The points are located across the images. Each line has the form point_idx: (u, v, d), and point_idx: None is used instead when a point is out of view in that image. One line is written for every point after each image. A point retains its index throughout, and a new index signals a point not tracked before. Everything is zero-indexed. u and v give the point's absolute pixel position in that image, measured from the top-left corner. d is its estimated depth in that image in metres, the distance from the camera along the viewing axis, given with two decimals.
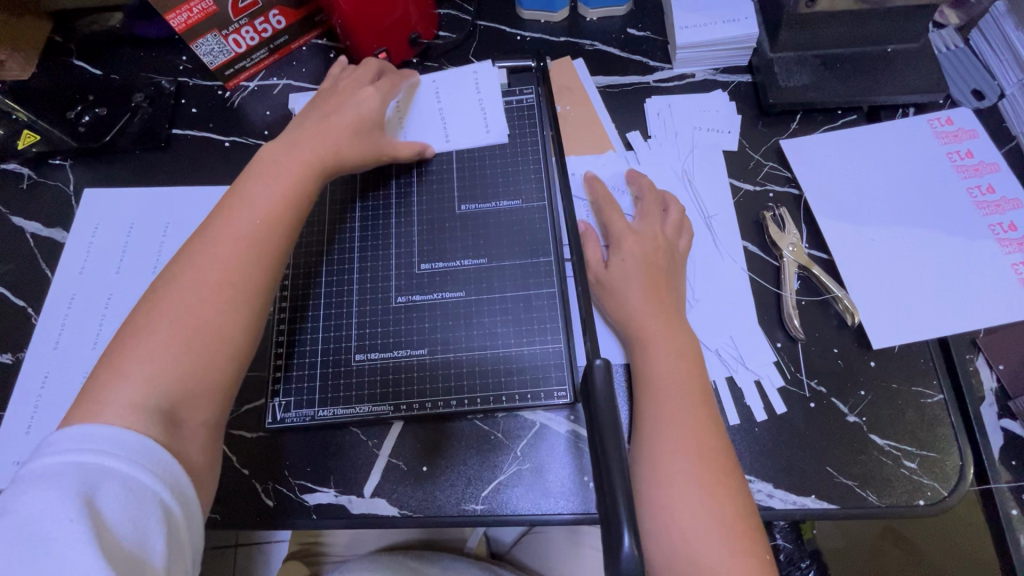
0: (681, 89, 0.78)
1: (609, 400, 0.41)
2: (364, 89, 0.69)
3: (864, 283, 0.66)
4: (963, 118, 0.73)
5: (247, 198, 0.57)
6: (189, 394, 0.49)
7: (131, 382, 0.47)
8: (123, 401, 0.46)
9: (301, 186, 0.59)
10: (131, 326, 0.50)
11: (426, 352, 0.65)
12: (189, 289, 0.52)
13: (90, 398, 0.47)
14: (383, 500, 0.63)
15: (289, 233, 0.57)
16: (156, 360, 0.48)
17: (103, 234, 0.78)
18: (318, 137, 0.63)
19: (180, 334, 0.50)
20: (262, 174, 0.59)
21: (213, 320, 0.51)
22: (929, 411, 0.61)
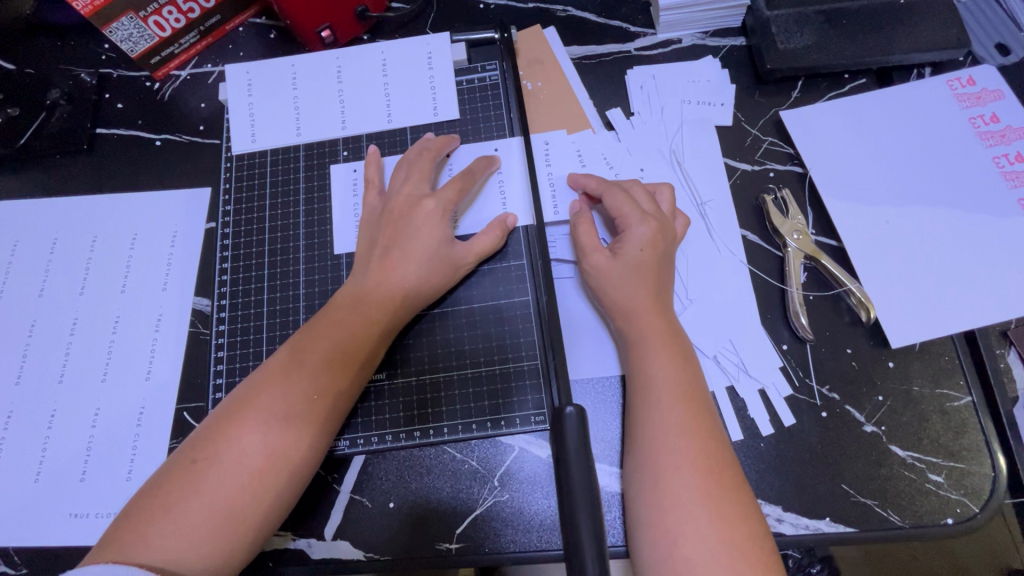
0: (667, 58, 0.69)
1: (583, 457, 0.39)
2: (425, 201, 0.57)
3: (879, 272, 0.59)
4: (986, 77, 0.64)
5: (306, 356, 0.52)
6: (219, 541, 0.45)
7: (171, 527, 0.45)
8: (165, 535, 0.45)
9: (363, 359, 0.53)
10: (190, 453, 0.48)
11: (385, 376, 0.58)
12: (241, 429, 0.48)
13: (129, 529, 0.45)
14: (345, 543, 0.56)
15: (331, 428, 0.51)
16: (206, 500, 0.46)
17: (23, 253, 0.69)
18: (386, 270, 0.55)
19: (229, 481, 0.47)
20: (328, 324, 0.53)
21: (246, 506, 0.47)
22: (955, 415, 0.55)
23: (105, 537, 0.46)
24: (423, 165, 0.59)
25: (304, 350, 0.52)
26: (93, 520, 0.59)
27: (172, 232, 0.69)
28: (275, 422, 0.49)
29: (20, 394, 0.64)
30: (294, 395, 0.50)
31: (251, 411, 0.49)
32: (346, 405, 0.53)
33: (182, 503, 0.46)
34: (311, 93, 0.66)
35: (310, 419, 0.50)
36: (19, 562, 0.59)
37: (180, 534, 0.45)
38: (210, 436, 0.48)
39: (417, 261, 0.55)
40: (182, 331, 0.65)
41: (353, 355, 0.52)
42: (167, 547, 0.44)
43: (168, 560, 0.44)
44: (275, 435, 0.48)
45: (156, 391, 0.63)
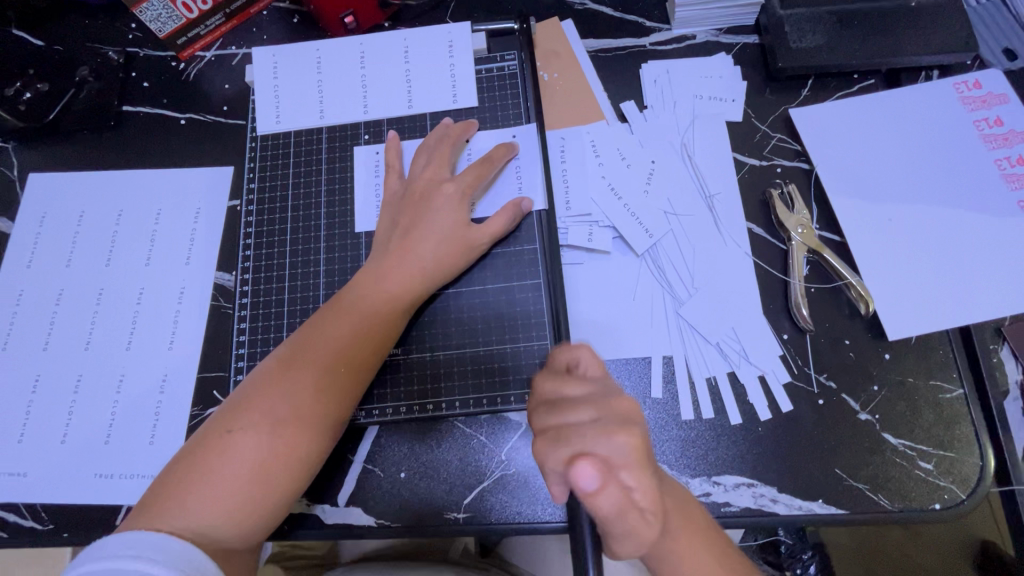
0: (681, 52, 0.70)
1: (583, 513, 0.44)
2: (446, 184, 0.59)
3: (880, 268, 0.61)
4: (991, 81, 0.66)
5: (329, 336, 0.54)
6: (246, 511, 0.49)
7: (206, 494, 0.48)
8: (195, 506, 0.47)
9: (382, 340, 0.55)
10: (219, 427, 0.50)
11: (401, 351, 0.59)
12: (267, 405, 0.51)
13: (164, 495, 0.48)
14: (358, 509, 0.58)
15: (352, 406, 0.54)
16: (234, 473, 0.49)
17: (52, 225, 0.72)
18: (406, 254, 0.57)
19: (255, 454, 0.49)
20: (348, 307, 0.55)
21: (274, 479, 0.50)
22: (948, 407, 0.57)
23: (142, 502, 0.49)
24: (446, 152, 0.61)
25: (328, 327, 0.54)
26: (116, 481, 0.62)
27: (196, 208, 0.71)
28: (299, 399, 0.51)
29: (48, 360, 0.66)
30: (319, 369, 0.52)
31: (277, 388, 0.51)
32: (365, 381, 0.55)
33: (210, 475, 0.48)
34: (334, 77, 0.68)
35: (332, 396, 0.52)
36: (47, 518, 0.62)
37: (213, 502, 0.48)
38: (236, 411, 0.51)
39: (435, 242, 0.57)
40: (204, 304, 0.68)
41: (375, 337, 0.55)
42: (202, 514, 0.47)
43: (204, 525, 0.47)
44: (300, 412, 0.51)
45: (178, 361, 0.66)
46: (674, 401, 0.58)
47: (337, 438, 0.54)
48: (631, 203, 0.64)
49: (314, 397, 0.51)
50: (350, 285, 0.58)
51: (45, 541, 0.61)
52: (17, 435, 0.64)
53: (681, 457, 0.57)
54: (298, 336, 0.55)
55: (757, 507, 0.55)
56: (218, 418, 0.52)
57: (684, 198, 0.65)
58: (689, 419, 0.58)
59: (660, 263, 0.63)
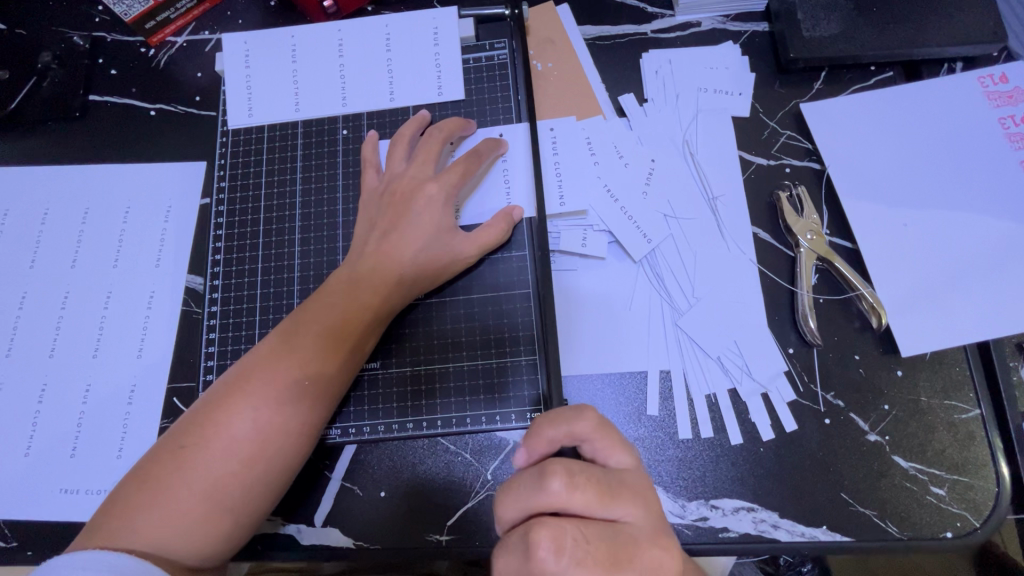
0: (686, 40, 0.65)
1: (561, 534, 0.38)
2: (428, 184, 0.54)
3: (893, 278, 0.57)
4: (1019, 75, 0.61)
5: (298, 343, 0.50)
6: (206, 528, 0.46)
7: (161, 511, 0.45)
8: (152, 522, 0.45)
9: (357, 347, 0.52)
10: (180, 439, 0.47)
11: (380, 365, 0.56)
12: (231, 416, 0.47)
13: (117, 511, 0.45)
14: (335, 530, 0.55)
15: (323, 417, 0.50)
16: (194, 489, 0.46)
17: (13, 224, 0.68)
18: (381, 256, 0.53)
19: (217, 469, 0.46)
20: (319, 311, 0.51)
21: (236, 495, 0.47)
22: (963, 428, 0.53)
23: (97, 516, 0.46)
24: (432, 146, 0.56)
25: (294, 339, 0.50)
26: (83, 496, 0.59)
27: (166, 205, 0.67)
28: (265, 413, 0.48)
29: (11, 367, 0.63)
30: (281, 384, 0.48)
31: (242, 398, 0.48)
32: (334, 397, 0.51)
33: (168, 490, 0.46)
34: (310, 66, 0.63)
35: (300, 407, 0.49)
36: (10, 535, 0.58)
37: (166, 519, 0.45)
38: (198, 422, 0.48)
39: (416, 249, 0.53)
40: (175, 309, 0.64)
41: (350, 343, 0.51)
42: (155, 531, 0.44)
43: (158, 545, 0.44)
44: (267, 426, 0.48)
45: (148, 370, 0.62)
46: (670, 419, 0.55)
47: (307, 452, 0.50)
48: (628, 205, 0.60)
49: (281, 409, 0.48)
50: (323, 287, 0.54)
51: (7, 559, 0.58)
52: None
53: (677, 479, 0.53)
54: (267, 341, 0.51)
55: (756, 533, 0.52)
56: (179, 428, 0.48)
57: (685, 199, 0.60)
58: (686, 438, 0.54)
59: (659, 271, 0.59)
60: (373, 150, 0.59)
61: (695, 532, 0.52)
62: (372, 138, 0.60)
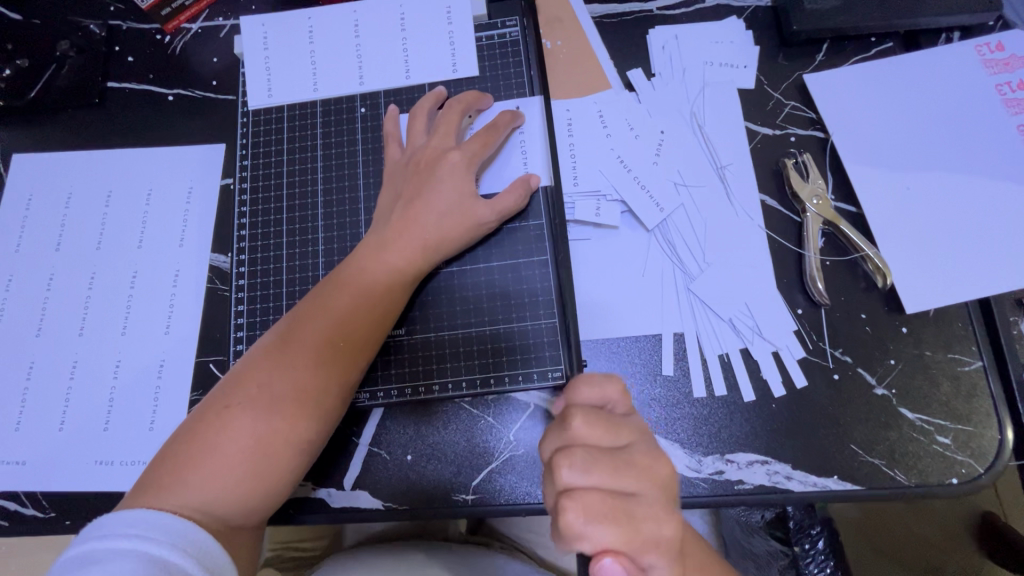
0: (691, 17, 0.67)
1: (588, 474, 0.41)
2: (450, 153, 0.56)
3: (897, 239, 0.59)
4: (1015, 43, 0.63)
5: (331, 308, 0.52)
6: (249, 486, 0.48)
7: (206, 472, 0.47)
8: (196, 481, 0.47)
9: (387, 311, 0.54)
10: (222, 402, 0.49)
11: (405, 331, 0.58)
12: (271, 377, 0.50)
13: (163, 473, 0.47)
14: (365, 493, 0.57)
15: (355, 379, 0.53)
16: (237, 449, 0.48)
17: (38, 209, 0.69)
18: (407, 224, 0.55)
19: (258, 428, 0.48)
20: (349, 277, 0.54)
21: (276, 454, 0.49)
22: (966, 380, 0.55)
23: (142, 480, 0.48)
24: (452, 117, 0.58)
25: (328, 303, 0.53)
26: (117, 467, 0.60)
27: (188, 187, 0.69)
28: (302, 373, 0.50)
29: (42, 346, 0.65)
30: (318, 347, 0.51)
31: (281, 360, 0.50)
32: (366, 359, 0.53)
33: (211, 451, 0.48)
34: (327, 47, 0.65)
35: (335, 368, 0.51)
36: (48, 506, 0.60)
37: (211, 479, 0.47)
38: (238, 385, 0.50)
39: (438, 214, 0.55)
40: (200, 286, 0.66)
41: (380, 307, 0.53)
42: (201, 492, 0.46)
43: (204, 504, 0.46)
44: (305, 386, 0.50)
45: (176, 345, 0.64)
46: (685, 378, 0.57)
47: (340, 413, 0.53)
48: (640, 174, 0.62)
49: (316, 370, 0.50)
50: (352, 255, 0.56)
51: (47, 529, 0.60)
52: (14, 424, 0.62)
53: (694, 435, 0.56)
54: (301, 307, 0.53)
55: (771, 485, 0.54)
56: (220, 391, 0.51)
57: (694, 168, 0.62)
58: (701, 396, 0.56)
59: (670, 238, 0.61)
60: (394, 121, 0.61)
61: (711, 485, 0.54)
62: (392, 110, 0.61)
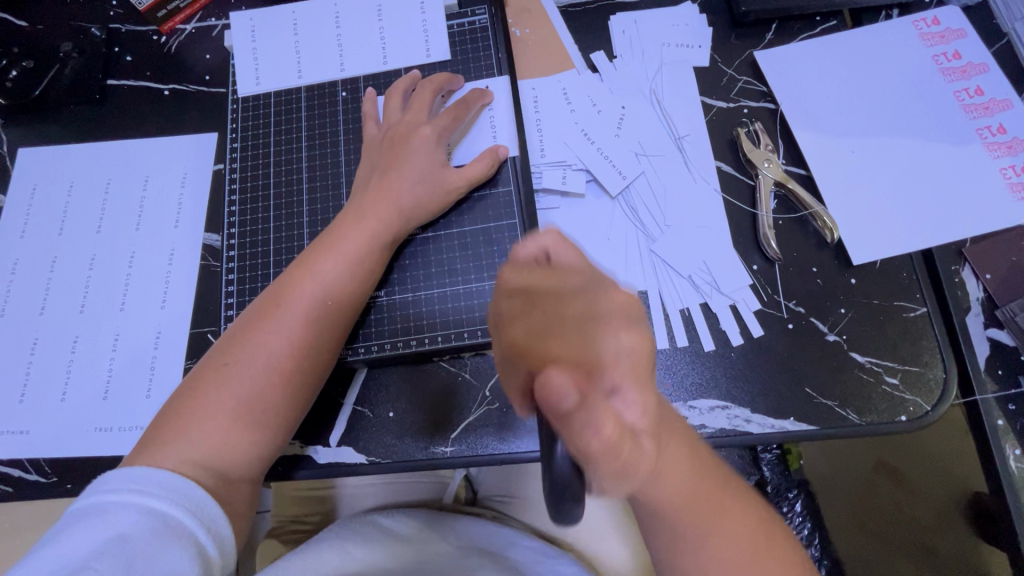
0: (649, 3, 0.72)
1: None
2: (423, 128, 0.61)
3: (844, 198, 0.63)
4: (950, 18, 0.68)
5: (312, 273, 0.56)
6: (245, 438, 0.52)
7: (204, 429, 0.50)
8: (195, 438, 0.50)
9: (366, 274, 0.57)
10: (215, 364, 0.53)
11: (384, 294, 0.62)
12: (259, 339, 0.53)
13: (163, 432, 0.51)
14: (349, 449, 0.61)
15: (339, 338, 0.56)
16: (232, 405, 0.51)
17: (42, 198, 0.74)
18: (384, 195, 0.59)
19: (249, 385, 0.52)
20: (329, 244, 0.57)
21: (268, 408, 0.52)
22: (913, 325, 0.59)
23: (142, 439, 0.51)
24: (424, 97, 0.63)
25: (309, 270, 0.56)
26: (116, 433, 0.64)
27: (182, 174, 0.73)
28: (289, 334, 0.54)
29: (45, 324, 0.69)
30: (301, 308, 0.54)
31: (267, 323, 0.54)
32: (348, 318, 0.57)
33: (208, 408, 0.51)
34: (311, 38, 0.70)
35: (319, 328, 0.55)
36: (50, 471, 0.64)
37: (209, 435, 0.50)
38: (230, 348, 0.53)
39: (413, 183, 0.59)
40: (195, 263, 0.70)
41: (359, 271, 0.57)
42: (197, 445, 0.50)
43: (204, 457, 0.50)
44: (292, 344, 0.53)
45: (171, 318, 0.68)
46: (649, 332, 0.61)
47: (326, 370, 0.56)
48: (603, 146, 0.66)
49: (301, 330, 0.54)
50: (331, 226, 0.60)
51: (50, 494, 0.64)
52: (19, 396, 0.66)
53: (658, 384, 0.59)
54: (285, 274, 0.57)
55: (731, 428, 0.57)
56: (212, 356, 0.54)
57: (653, 139, 0.67)
58: (665, 348, 0.60)
59: (633, 205, 0.65)
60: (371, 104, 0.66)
61: None
62: (372, 93, 0.66)
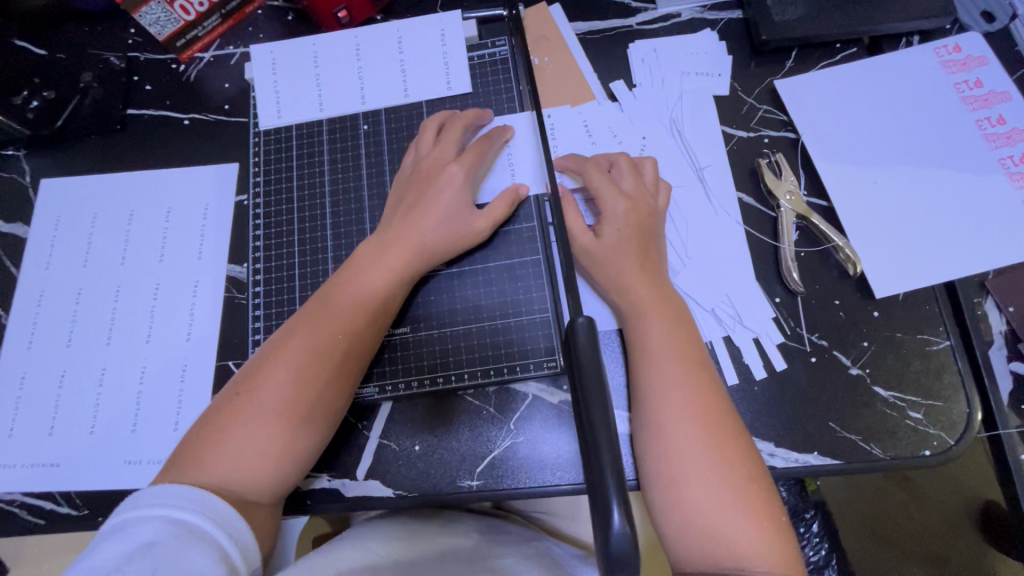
0: (667, 31, 0.72)
1: (594, 352, 0.36)
2: (451, 163, 0.61)
3: (866, 229, 0.63)
4: (971, 45, 0.68)
5: (335, 304, 0.56)
6: (265, 466, 0.52)
7: (226, 454, 0.51)
8: (217, 462, 0.50)
9: (385, 306, 0.58)
10: (239, 390, 0.53)
11: (408, 329, 0.63)
12: (282, 366, 0.53)
13: (186, 455, 0.51)
14: (376, 482, 0.61)
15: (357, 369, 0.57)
16: (254, 432, 0.51)
17: (66, 229, 0.75)
18: (405, 226, 0.59)
19: (271, 413, 0.52)
20: (352, 277, 0.58)
21: (289, 437, 0.52)
22: (936, 359, 0.59)
23: (166, 464, 0.52)
24: (456, 130, 0.63)
25: (331, 300, 0.57)
26: (145, 466, 0.65)
27: (204, 204, 0.74)
28: (310, 363, 0.54)
29: (73, 356, 0.69)
30: (324, 338, 0.55)
31: (289, 352, 0.54)
32: (370, 348, 0.58)
33: (229, 434, 0.51)
34: (331, 70, 0.70)
35: (341, 360, 0.55)
36: (81, 504, 0.65)
37: (230, 460, 0.50)
38: (252, 375, 0.54)
39: (437, 223, 0.59)
40: (218, 295, 0.70)
41: (380, 302, 0.58)
42: (218, 472, 0.50)
43: (224, 482, 0.50)
44: (313, 374, 0.54)
45: (197, 350, 0.68)
46: None
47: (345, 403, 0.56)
48: None
49: (323, 360, 0.54)
50: (353, 257, 0.60)
51: (80, 526, 0.64)
52: (49, 428, 0.67)
53: None
54: (309, 302, 0.58)
55: None
56: (236, 382, 0.54)
57: (673, 170, 0.67)
58: None
59: None
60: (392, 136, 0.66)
61: None
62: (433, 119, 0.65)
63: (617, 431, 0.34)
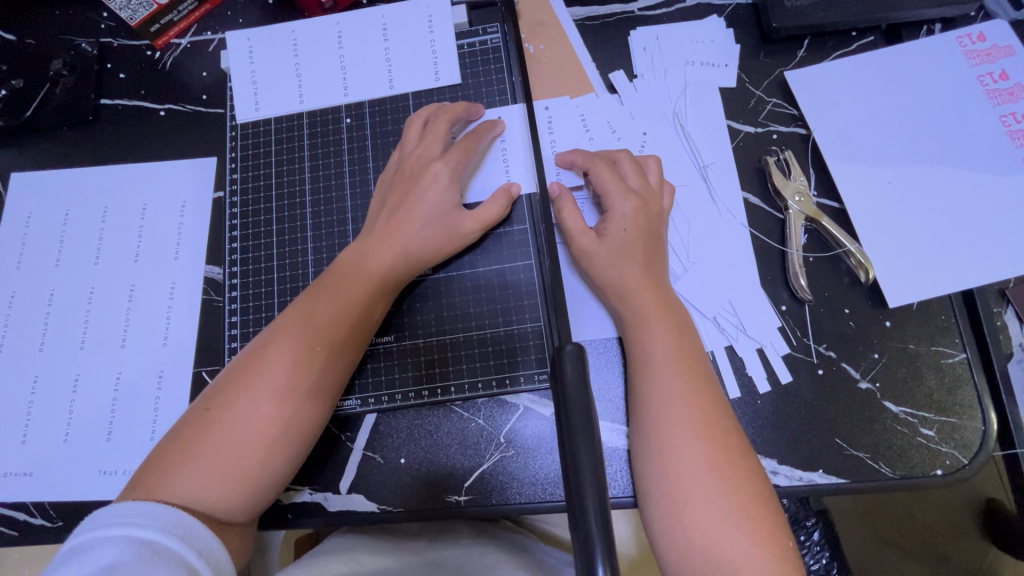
0: (672, 17, 0.68)
1: (582, 387, 0.35)
2: (436, 163, 0.57)
3: (879, 233, 0.59)
4: (997, 34, 0.63)
5: (312, 312, 0.53)
6: (235, 484, 0.48)
7: (192, 471, 0.47)
8: (183, 479, 0.47)
9: (364, 313, 0.55)
10: (210, 403, 0.50)
11: (392, 338, 0.60)
12: (255, 377, 0.50)
13: (152, 472, 0.48)
14: (360, 496, 0.59)
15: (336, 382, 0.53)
16: (223, 448, 0.48)
17: (38, 226, 0.71)
18: (388, 229, 0.56)
19: (242, 428, 0.49)
20: (332, 282, 0.55)
21: (260, 454, 0.49)
22: (951, 372, 0.56)
23: (135, 476, 0.49)
24: (439, 128, 0.59)
25: (309, 307, 0.54)
26: (121, 476, 0.62)
27: (181, 201, 0.70)
28: (285, 375, 0.50)
29: (46, 360, 0.67)
30: (299, 349, 0.51)
31: (264, 362, 0.51)
32: (349, 358, 0.54)
33: (197, 450, 0.48)
34: (312, 58, 0.66)
35: (318, 371, 0.52)
36: (55, 515, 0.62)
37: (196, 478, 0.47)
38: (224, 388, 0.51)
39: (422, 224, 0.56)
40: (197, 297, 0.67)
41: (360, 310, 0.54)
42: (183, 487, 0.47)
43: (189, 501, 0.46)
44: (288, 387, 0.50)
45: (174, 356, 0.65)
46: None
47: (322, 417, 0.53)
48: None
49: (298, 372, 0.51)
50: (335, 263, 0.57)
51: (55, 538, 0.62)
52: (21, 436, 0.64)
53: None
54: (287, 311, 0.55)
55: None
56: (208, 394, 0.51)
57: (675, 168, 0.63)
58: None
59: None
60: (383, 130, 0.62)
61: None
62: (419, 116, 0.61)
63: (601, 443, 0.33)
